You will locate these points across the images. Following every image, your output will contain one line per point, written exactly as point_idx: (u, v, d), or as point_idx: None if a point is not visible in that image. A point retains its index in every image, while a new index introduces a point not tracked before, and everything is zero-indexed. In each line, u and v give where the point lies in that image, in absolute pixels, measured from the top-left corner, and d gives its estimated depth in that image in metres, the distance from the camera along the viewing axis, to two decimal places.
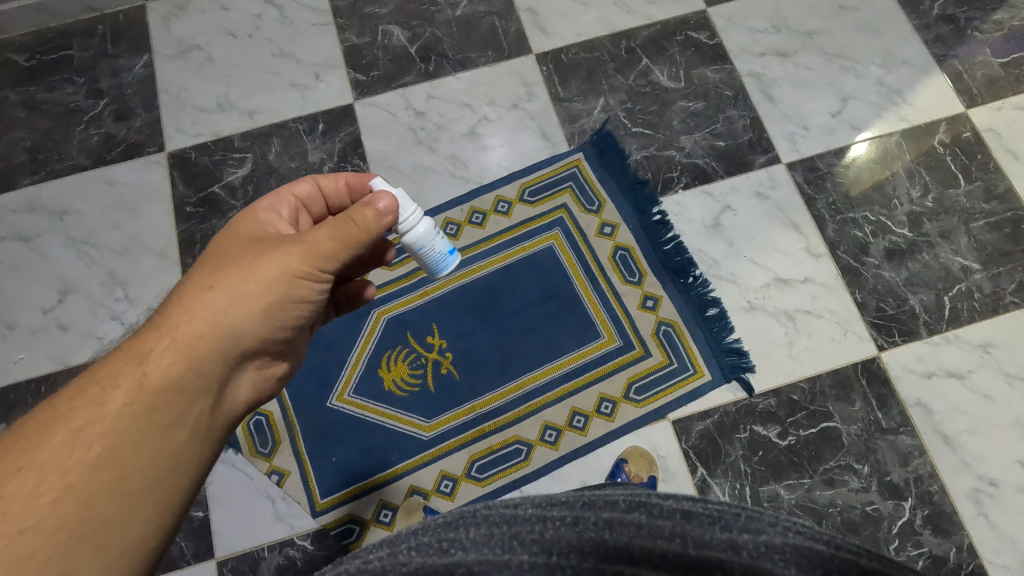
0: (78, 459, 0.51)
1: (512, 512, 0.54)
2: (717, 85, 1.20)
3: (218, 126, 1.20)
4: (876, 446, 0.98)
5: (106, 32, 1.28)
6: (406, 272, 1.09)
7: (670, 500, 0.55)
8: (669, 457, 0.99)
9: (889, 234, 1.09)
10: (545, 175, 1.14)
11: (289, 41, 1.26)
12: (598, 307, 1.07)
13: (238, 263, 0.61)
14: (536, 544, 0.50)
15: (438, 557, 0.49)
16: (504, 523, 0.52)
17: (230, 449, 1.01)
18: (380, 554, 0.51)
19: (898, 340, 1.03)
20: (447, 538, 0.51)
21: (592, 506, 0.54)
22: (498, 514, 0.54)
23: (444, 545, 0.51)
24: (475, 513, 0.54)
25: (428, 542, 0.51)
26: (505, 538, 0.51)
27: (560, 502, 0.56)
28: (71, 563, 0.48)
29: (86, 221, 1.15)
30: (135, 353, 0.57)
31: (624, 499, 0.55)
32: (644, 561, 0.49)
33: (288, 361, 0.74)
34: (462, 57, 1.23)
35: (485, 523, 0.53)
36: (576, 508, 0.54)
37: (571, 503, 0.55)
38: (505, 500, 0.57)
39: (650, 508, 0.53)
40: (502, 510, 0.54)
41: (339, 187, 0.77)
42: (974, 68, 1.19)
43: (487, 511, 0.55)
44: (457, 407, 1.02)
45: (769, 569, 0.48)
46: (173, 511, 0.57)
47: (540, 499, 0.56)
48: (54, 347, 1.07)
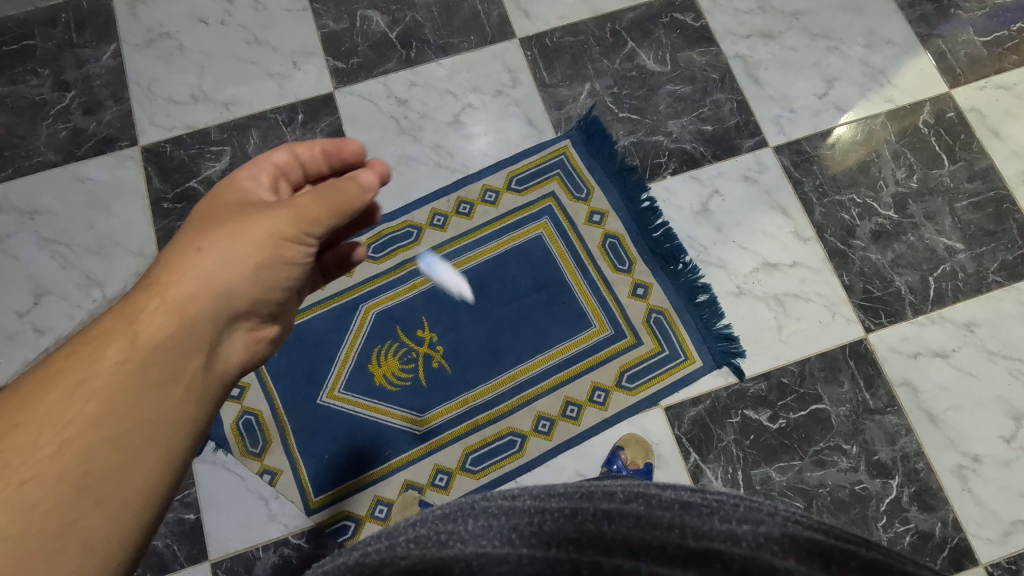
0: (75, 414, 0.49)
1: (510, 504, 0.54)
2: (704, 68, 1.18)
3: (193, 119, 1.16)
4: (864, 426, 1.00)
5: (69, 20, 1.22)
6: (393, 265, 1.08)
7: (669, 491, 0.55)
8: (662, 443, 0.99)
9: (875, 216, 1.10)
10: (532, 163, 1.13)
11: (263, 28, 1.21)
12: (588, 296, 1.06)
13: (226, 227, 0.60)
14: (534, 537, 0.50)
15: (437, 549, 0.49)
16: (503, 515, 0.52)
17: (219, 450, 0.99)
18: (378, 546, 0.51)
19: (885, 321, 1.04)
20: (446, 530, 0.51)
21: (591, 497, 0.54)
22: (496, 506, 0.54)
23: (444, 538, 0.50)
24: (473, 505, 0.54)
25: (427, 534, 0.51)
26: (504, 530, 0.51)
27: (559, 493, 0.55)
28: (72, 516, 0.47)
29: (58, 220, 1.11)
30: (126, 313, 0.55)
31: (622, 490, 0.55)
32: (643, 553, 0.48)
33: (282, 325, 0.71)
34: (444, 42, 1.20)
35: (483, 516, 0.52)
36: (574, 499, 0.54)
37: (570, 494, 0.54)
38: (503, 492, 0.57)
39: (648, 499, 0.53)
40: (500, 502, 0.54)
41: (316, 154, 0.73)
42: (957, 47, 1.19)
43: (485, 503, 0.55)
44: (450, 400, 1.01)
45: (769, 560, 0.47)
46: (173, 471, 0.55)
47: (538, 490, 0.56)
48: (31, 352, 1.04)
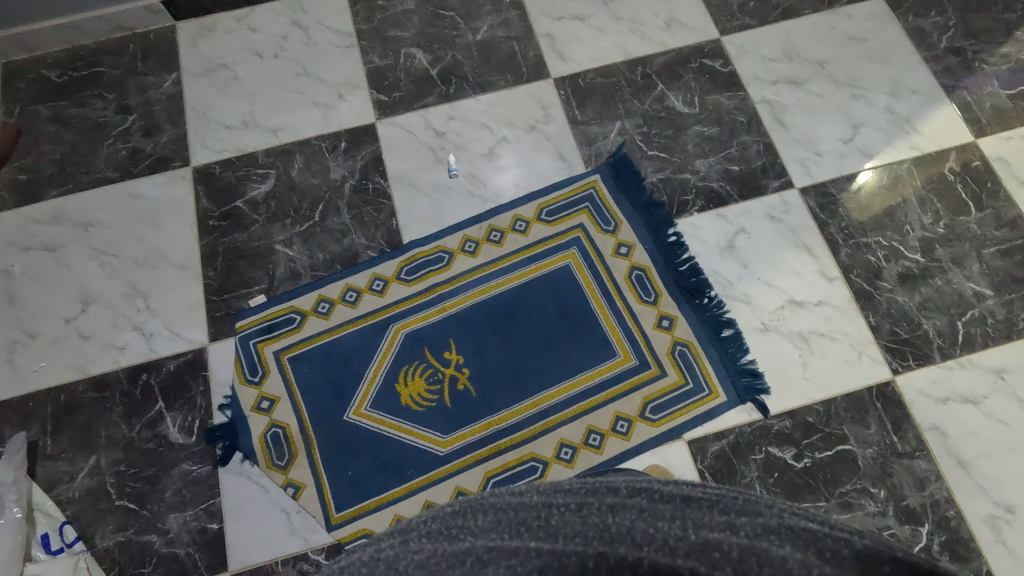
0: None
1: (518, 499, 0.54)
2: (731, 111, 1.23)
3: (242, 143, 1.23)
4: (892, 470, 0.98)
5: (136, 50, 1.32)
6: (424, 287, 1.11)
7: (671, 486, 0.55)
8: (684, 476, 0.99)
9: (902, 259, 1.11)
10: (562, 195, 1.17)
11: (313, 62, 1.29)
12: (614, 326, 1.08)
13: None
14: (541, 530, 0.48)
15: (447, 544, 0.48)
16: (511, 510, 0.52)
17: (246, 461, 1.01)
18: (391, 542, 0.51)
19: (912, 363, 1.04)
20: (456, 525, 0.51)
21: (595, 492, 0.54)
22: (504, 502, 0.54)
23: (454, 532, 0.50)
24: (483, 502, 0.55)
25: (437, 529, 0.51)
26: (512, 523, 0.50)
27: (564, 489, 0.56)
28: None
29: (111, 232, 1.17)
30: None
31: (626, 485, 0.55)
32: (646, 544, 0.46)
33: None
34: (482, 80, 1.27)
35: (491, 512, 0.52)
36: (580, 494, 0.54)
37: (575, 490, 0.55)
38: (510, 489, 0.57)
39: (651, 494, 0.53)
40: (508, 498, 0.54)
41: None
42: (982, 99, 1.22)
43: (494, 499, 0.55)
44: (474, 423, 1.03)
45: (766, 548, 0.44)
46: None
47: (545, 487, 0.57)
48: (74, 357, 1.08)
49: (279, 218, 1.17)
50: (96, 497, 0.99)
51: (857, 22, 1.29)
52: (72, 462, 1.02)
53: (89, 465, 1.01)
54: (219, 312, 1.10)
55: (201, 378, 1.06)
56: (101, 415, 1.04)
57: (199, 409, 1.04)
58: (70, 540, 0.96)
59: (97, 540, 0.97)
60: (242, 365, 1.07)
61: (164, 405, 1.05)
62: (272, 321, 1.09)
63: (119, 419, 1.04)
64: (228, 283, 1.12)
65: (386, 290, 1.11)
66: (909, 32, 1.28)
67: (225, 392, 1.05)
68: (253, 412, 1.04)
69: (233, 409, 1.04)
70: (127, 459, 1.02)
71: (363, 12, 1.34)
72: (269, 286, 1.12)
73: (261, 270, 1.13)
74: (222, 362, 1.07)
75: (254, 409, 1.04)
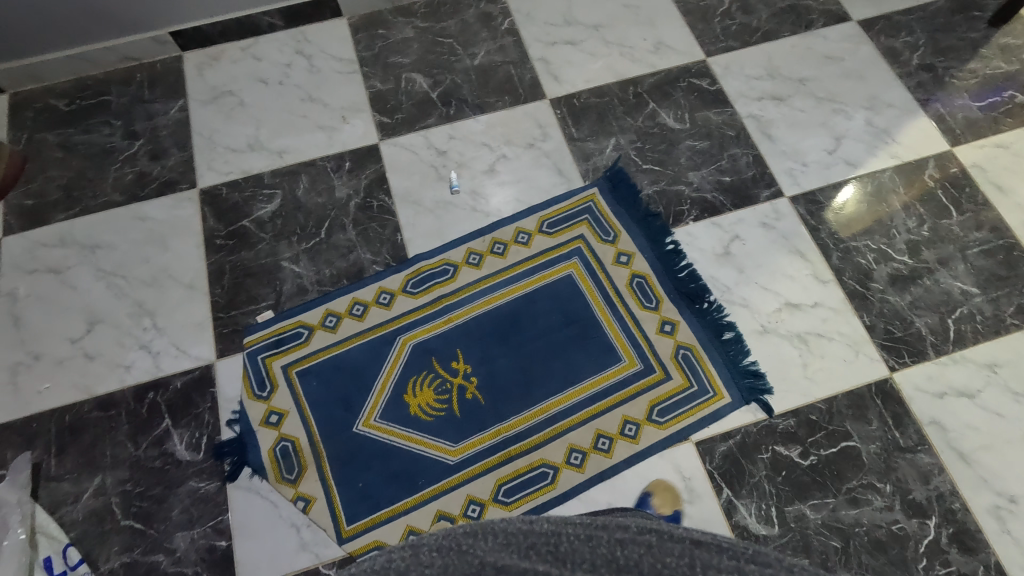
0: None
1: (528, 526, 0.56)
2: (720, 126, 1.28)
3: (248, 165, 1.26)
4: (896, 464, 1.00)
5: (143, 79, 1.36)
6: (431, 299, 1.13)
7: (680, 530, 0.57)
8: (694, 477, 1.00)
9: (891, 261, 1.15)
10: (562, 208, 1.20)
11: (317, 87, 1.34)
12: (618, 332, 1.10)
13: None
14: (549, 555, 0.53)
15: (460, 559, 0.51)
16: (520, 534, 0.55)
17: (255, 476, 1.00)
18: (402, 554, 0.53)
19: (908, 361, 1.07)
20: (468, 542, 0.53)
21: (605, 526, 0.56)
22: (515, 527, 0.56)
23: (464, 548, 0.52)
24: (494, 525, 0.56)
25: (448, 545, 0.53)
26: (522, 547, 0.53)
27: (575, 522, 0.58)
28: None
29: (117, 254, 1.18)
30: None
31: (635, 524, 0.57)
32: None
33: None
34: (481, 102, 1.32)
35: (503, 534, 0.55)
36: (590, 527, 0.57)
37: (586, 523, 0.57)
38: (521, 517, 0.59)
39: (660, 533, 0.56)
40: (518, 524, 0.57)
41: None
42: (955, 111, 1.29)
43: (503, 525, 0.57)
44: (483, 431, 1.03)
45: None
46: None
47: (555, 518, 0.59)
48: (79, 377, 1.08)
49: (285, 236, 1.19)
50: (100, 518, 0.98)
51: (833, 42, 1.37)
52: (76, 483, 1.00)
53: (94, 486, 1.00)
54: (226, 329, 1.11)
55: (209, 395, 1.06)
56: (106, 435, 1.03)
57: (206, 426, 1.04)
58: (73, 563, 0.94)
59: (101, 563, 0.95)
60: (250, 380, 1.07)
61: (171, 422, 1.04)
62: (279, 336, 1.10)
63: (125, 438, 1.03)
64: (235, 300, 1.13)
65: (392, 303, 1.13)
66: (883, 51, 1.36)
67: (234, 407, 1.05)
68: (261, 427, 1.04)
69: (241, 424, 1.04)
70: (132, 478, 1.00)
71: (364, 40, 1.39)
72: (276, 302, 1.13)
73: (268, 287, 1.15)
74: (229, 378, 1.07)
75: (263, 423, 1.04)
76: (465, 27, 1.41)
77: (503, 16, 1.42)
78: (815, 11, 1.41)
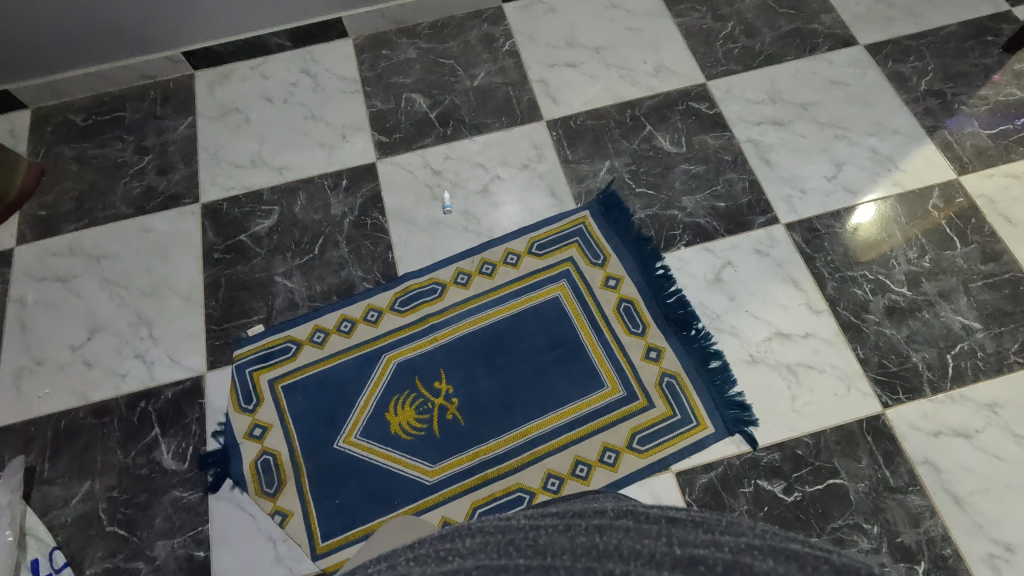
0: None
1: (505, 523, 0.49)
2: (717, 150, 1.27)
3: (250, 181, 1.29)
4: (885, 505, 0.96)
5: (156, 96, 1.41)
6: (417, 318, 1.14)
7: (658, 508, 0.50)
8: (672, 509, 0.98)
9: (888, 292, 1.12)
10: (553, 230, 1.20)
11: (320, 106, 1.37)
12: (602, 357, 1.09)
13: None
14: (529, 549, 0.45)
15: (436, 566, 0.45)
16: (498, 532, 0.48)
17: (236, 488, 1.02)
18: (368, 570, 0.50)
19: (902, 397, 1.03)
20: (445, 547, 0.47)
21: (582, 514, 0.50)
22: (491, 526, 0.49)
23: (443, 556, 0.46)
24: (469, 526, 0.50)
25: (426, 554, 0.48)
26: (500, 545, 0.46)
27: (551, 514, 0.51)
28: None
29: (121, 264, 1.22)
30: None
31: (613, 508, 0.50)
32: (632, 558, 0.42)
33: None
34: (478, 122, 1.33)
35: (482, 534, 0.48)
36: (567, 517, 0.49)
37: (562, 513, 0.50)
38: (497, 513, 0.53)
39: (637, 514, 0.48)
40: (495, 522, 0.50)
41: None
42: (964, 139, 1.25)
43: (479, 523, 0.50)
44: (461, 453, 1.03)
45: (750, 563, 0.40)
46: None
47: (531, 513, 0.52)
48: (77, 384, 1.12)
49: (280, 251, 1.22)
50: (87, 522, 1.01)
51: (838, 67, 1.35)
52: (67, 487, 1.03)
53: (83, 490, 1.03)
54: (218, 341, 1.14)
55: (197, 405, 1.09)
56: (98, 441, 1.07)
57: (193, 436, 1.06)
58: (59, 565, 0.96)
59: (85, 566, 0.98)
60: (237, 393, 1.09)
61: (160, 431, 1.07)
62: (268, 350, 1.12)
63: (116, 445, 1.06)
64: (228, 313, 1.16)
65: (380, 320, 1.14)
66: (890, 76, 1.33)
67: (220, 418, 1.07)
68: (245, 439, 1.06)
69: (226, 436, 1.06)
70: (120, 485, 1.03)
71: (369, 61, 1.43)
72: (268, 316, 1.16)
73: (261, 300, 1.17)
74: (218, 390, 1.09)
75: (247, 436, 1.06)
76: (467, 48, 1.43)
77: (505, 37, 1.43)
78: (820, 35, 1.39)
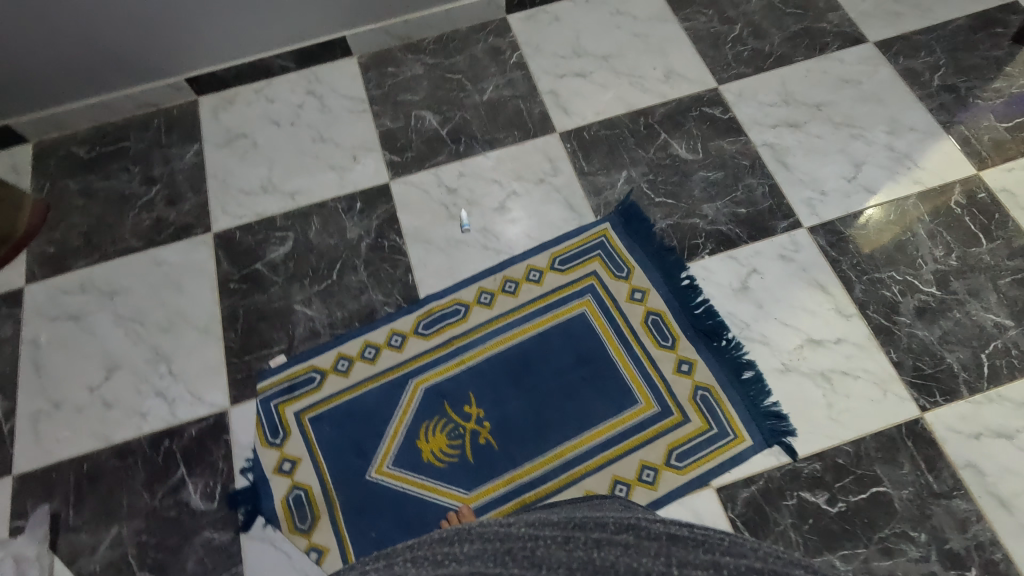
0: None
1: (505, 531, 0.65)
2: (734, 155, 1.26)
3: (262, 207, 1.27)
4: (931, 512, 0.95)
5: (160, 125, 1.39)
6: (442, 340, 1.12)
7: (658, 525, 0.65)
8: (716, 526, 0.96)
9: (917, 293, 1.11)
10: (574, 244, 1.19)
11: (328, 127, 1.35)
12: (634, 373, 1.07)
13: None
14: (526, 559, 0.59)
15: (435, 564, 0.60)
16: (497, 540, 0.63)
17: (269, 525, 1.00)
18: (392, 561, 0.63)
19: (940, 399, 1.02)
20: (443, 551, 0.62)
21: (583, 527, 0.65)
22: (491, 532, 0.65)
23: (440, 557, 0.62)
24: (469, 531, 0.66)
25: (424, 556, 0.63)
26: (499, 553, 0.60)
27: (552, 525, 0.67)
28: None
29: (135, 299, 1.20)
30: None
31: (614, 523, 0.66)
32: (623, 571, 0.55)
33: None
34: (490, 137, 1.31)
35: (480, 543, 0.63)
36: (567, 529, 0.65)
37: (562, 526, 0.66)
38: (498, 524, 0.69)
39: (637, 531, 0.63)
40: (495, 529, 0.66)
41: None
42: (981, 133, 1.25)
43: (481, 530, 0.67)
44: (497, 477, 1.01)
45: None
46: None
47: (535, 523, 0.68)
48: (97, 425, 1.09)
49: (298, 278, 1.20)
50: (117, 569, 0.98)
51: (849, 66, 1.34)
52: (94, 534, 1.01)
53: (111, 536, 1.00)
54: (240, 374, 1.11)
55: (222, 442, 1.06)
56: (123, 484, 1.04)
57: (221, 474, 1.04)
58: None
59: None
60: (263, 427, 1.07)
61: (186, 470, 1.04)
62: (292, 381, 1.10)
63: (141, 487, 1.04)
64: (248, 345, 1.14)
65: (405, 345, 1.12)
66: (902, 72, 1.32)
67: (247, 454, 1.05)
68: (274, 474, 1.03)
69: (255, 472, 1.04)
70: (149, 528, 1.01)
71: (375, 79, 1.41)
72: (289, 346, 1.13)
73: (281, 330, 1.15)
74: (243, 425, 1.07)
75: (276, 471, 1.04)
76: (474, 62, 1.41)
77: (512, 49, 1.42)
78: (829, 33, 1.38)
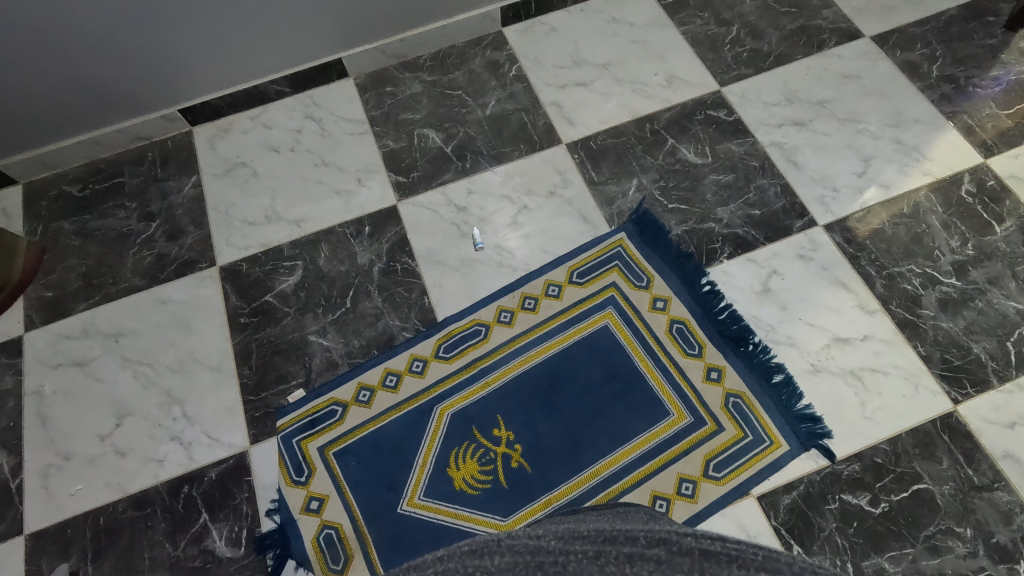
0: None
1: (535, 543, 0.48)
2: (743, 157, 1.25)
3: (267, 237, 1.24)
4: (974, 505, 0.94)
5: (156, 158, 1.35)
6: (465, 363, 1.10)
7: (690, 537, 0.48)
8: (761, 535, 0.95)
9: (938, 284, 1.11)
10: (591, 256, 1.17)
11: (329, 151, 1.32)
12: (663, 384, 1.06)
13: None
14: None
15: None
16: (528, 553, 0.46)
17: (300, 568, 0.96)
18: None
19: (971, 391, 1.01)
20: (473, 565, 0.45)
21: (613, 539, 0.48)
22: (521, 544, 0.47)
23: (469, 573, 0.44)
24: (499, 541, 0.48)
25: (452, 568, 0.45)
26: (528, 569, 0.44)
27: (582, 535, 0.49)
28: None
29: (141, 340, 1.16)
30: None
31: (644, 534, 0.49)
32: None
33: None
34: (496, 152, 1.29)
35: (509, 551, 0.46)
36: (598, 542, 0.48)
37: (593, 536, 0.48)
38: (526, 533, 0.51)
39: (672, 545, 0.47)
40: (525, 541, 0.48)
41: None
42: (984, 120, 1.26)
43: (510, 540, 0.49)
44: (533, 501, 0.99)
45: None
46: None
47: (562, 533, 0.50)
48: (111, 476, 1.04)
49: (310, 308, 1.16)
50: None
51: (848, 61, 1.35)
52: None
53: None
54: (258, 412, 1.08)
55: (245, 484, 1.02)
56: (143, 535, 1.00)
57: (246, 517, 1.00)
58: None
59: None
60: (287, 465, 1.03)
61: (209, 516, 1.00)
62: (314, 416, 1.07)
63: (163, 537, 0.99)
64: (264, 380, 1.10)
65: (426, 370, 1.09)
66: (901, 65, 1.33)
67: (272, 495, 1.01)
68: (302, 514, 1.00)
69: (281, 513, 1.00)
70: None
71: (373, 99, 1.38)
72: (306, 379, 1.10)
73: (298, 363, 1.11)
74: (266, 465, 1.03)
75: (303, 510, 1.00)
76: (473, 77, 1.39)
77: (510, 62, 1.40)
78: (825, 30, 1.39)
